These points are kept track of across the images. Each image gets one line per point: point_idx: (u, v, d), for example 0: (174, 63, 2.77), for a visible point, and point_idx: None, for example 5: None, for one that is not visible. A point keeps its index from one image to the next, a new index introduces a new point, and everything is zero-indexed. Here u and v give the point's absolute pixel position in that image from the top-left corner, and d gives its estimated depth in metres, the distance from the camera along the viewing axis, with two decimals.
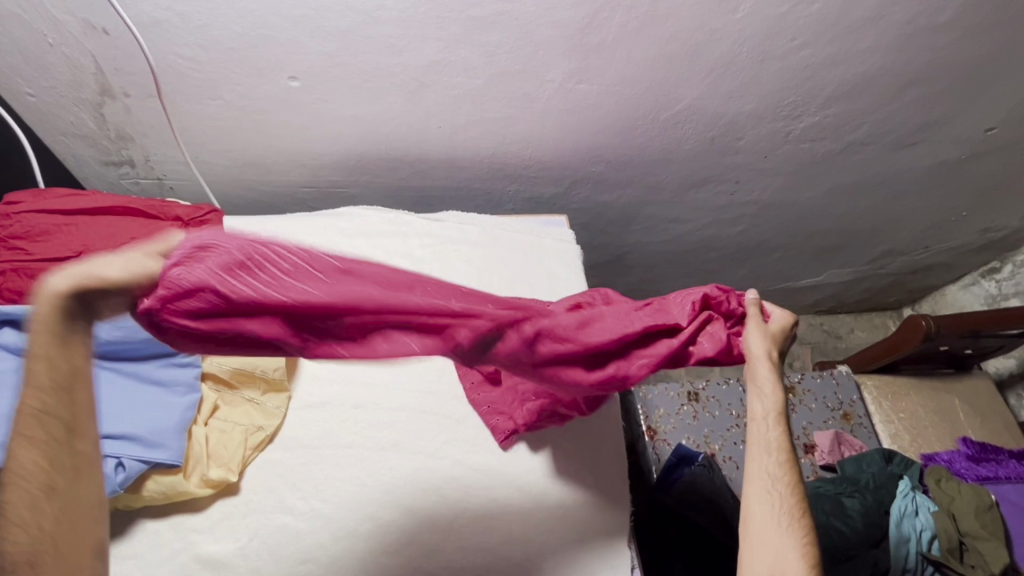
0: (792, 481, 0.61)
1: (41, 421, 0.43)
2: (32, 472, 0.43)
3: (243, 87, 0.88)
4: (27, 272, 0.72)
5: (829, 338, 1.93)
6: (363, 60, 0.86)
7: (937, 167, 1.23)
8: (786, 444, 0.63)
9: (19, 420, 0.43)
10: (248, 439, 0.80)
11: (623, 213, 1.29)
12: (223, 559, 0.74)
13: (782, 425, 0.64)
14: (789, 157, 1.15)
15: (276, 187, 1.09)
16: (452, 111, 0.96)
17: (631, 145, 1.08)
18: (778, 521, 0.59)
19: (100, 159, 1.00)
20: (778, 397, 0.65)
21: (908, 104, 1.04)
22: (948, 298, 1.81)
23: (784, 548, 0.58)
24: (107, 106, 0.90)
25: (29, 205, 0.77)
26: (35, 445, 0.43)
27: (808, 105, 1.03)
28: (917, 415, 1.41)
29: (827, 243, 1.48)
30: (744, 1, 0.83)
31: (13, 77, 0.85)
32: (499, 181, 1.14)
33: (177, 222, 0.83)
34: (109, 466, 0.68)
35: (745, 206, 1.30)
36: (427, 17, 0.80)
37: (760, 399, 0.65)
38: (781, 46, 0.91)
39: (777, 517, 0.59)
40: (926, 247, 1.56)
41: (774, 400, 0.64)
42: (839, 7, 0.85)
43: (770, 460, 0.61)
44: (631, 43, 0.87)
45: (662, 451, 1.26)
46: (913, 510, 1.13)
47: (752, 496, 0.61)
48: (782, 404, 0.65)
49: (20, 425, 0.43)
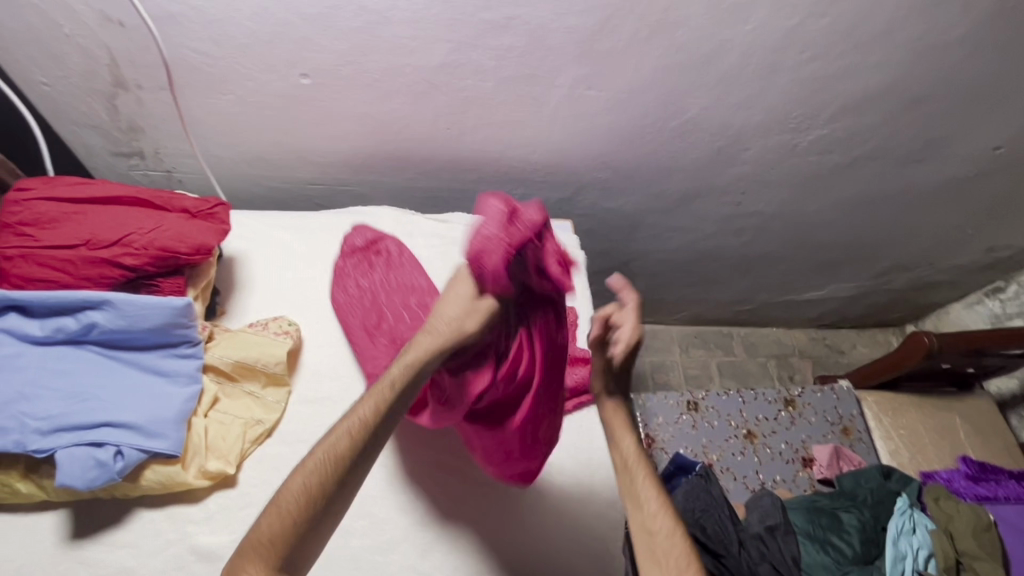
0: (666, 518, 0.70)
1: (345, 453, 0.55)
2: (311, 490, 0.53)
3: (255, 82, 0.89)
4: (36, 259, 0.74)
5: (831, 352, 1.93)
6: (375, 60, 0.86)
7: (943, 184, 1.23)
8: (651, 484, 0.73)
9: (340, 447, 0.55)
10: (247, 432, 0.80)
11: (629, 221, 1.29)
12: (218, 550, 0.74)
13: (641, 466, 0.74)
14: (795, 170, 1.15)
15: (284, 183, 1.10)
16: (460, 113, 0.97)
17: (638, 153, 1.09)
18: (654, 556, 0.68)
19: (111, 151, 1.01)
20: (630, 438, 0.75)
21: (916, 120, 1.05)
22: (952, 316, 1.81)
23: None
24: (119, 97, 0.91)
25: (37, 191, 0.77)
26: (327, 473, 0.54)
27: (816, 118, 1.03)
28: (917, 432, 1.39)
29: (832, 257, 1.48)
30: (755, 13, 0.83)
31: (28, 66, 0.86)
32: (506, 184, 1.14)
33: (185, 212, 0.82)
34: (106, 454, 0.70)
35: (750, 217, 1.30)
36: (439, 19, 0.81)
37: (618, 442, 0.75)
38: (790, 59, 0.91)
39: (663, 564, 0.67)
40: (931, 265, 1.56)
41: (627, 444, 0.75)
42: (849, 21, 0.85)
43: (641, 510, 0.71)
44: (641, 51, 0.88)
45: (660, 459, 1.26)
46: (909, 527, 1.13)
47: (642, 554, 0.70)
48: (634, 445, 0.75)
49: (337, 451, 0.55)
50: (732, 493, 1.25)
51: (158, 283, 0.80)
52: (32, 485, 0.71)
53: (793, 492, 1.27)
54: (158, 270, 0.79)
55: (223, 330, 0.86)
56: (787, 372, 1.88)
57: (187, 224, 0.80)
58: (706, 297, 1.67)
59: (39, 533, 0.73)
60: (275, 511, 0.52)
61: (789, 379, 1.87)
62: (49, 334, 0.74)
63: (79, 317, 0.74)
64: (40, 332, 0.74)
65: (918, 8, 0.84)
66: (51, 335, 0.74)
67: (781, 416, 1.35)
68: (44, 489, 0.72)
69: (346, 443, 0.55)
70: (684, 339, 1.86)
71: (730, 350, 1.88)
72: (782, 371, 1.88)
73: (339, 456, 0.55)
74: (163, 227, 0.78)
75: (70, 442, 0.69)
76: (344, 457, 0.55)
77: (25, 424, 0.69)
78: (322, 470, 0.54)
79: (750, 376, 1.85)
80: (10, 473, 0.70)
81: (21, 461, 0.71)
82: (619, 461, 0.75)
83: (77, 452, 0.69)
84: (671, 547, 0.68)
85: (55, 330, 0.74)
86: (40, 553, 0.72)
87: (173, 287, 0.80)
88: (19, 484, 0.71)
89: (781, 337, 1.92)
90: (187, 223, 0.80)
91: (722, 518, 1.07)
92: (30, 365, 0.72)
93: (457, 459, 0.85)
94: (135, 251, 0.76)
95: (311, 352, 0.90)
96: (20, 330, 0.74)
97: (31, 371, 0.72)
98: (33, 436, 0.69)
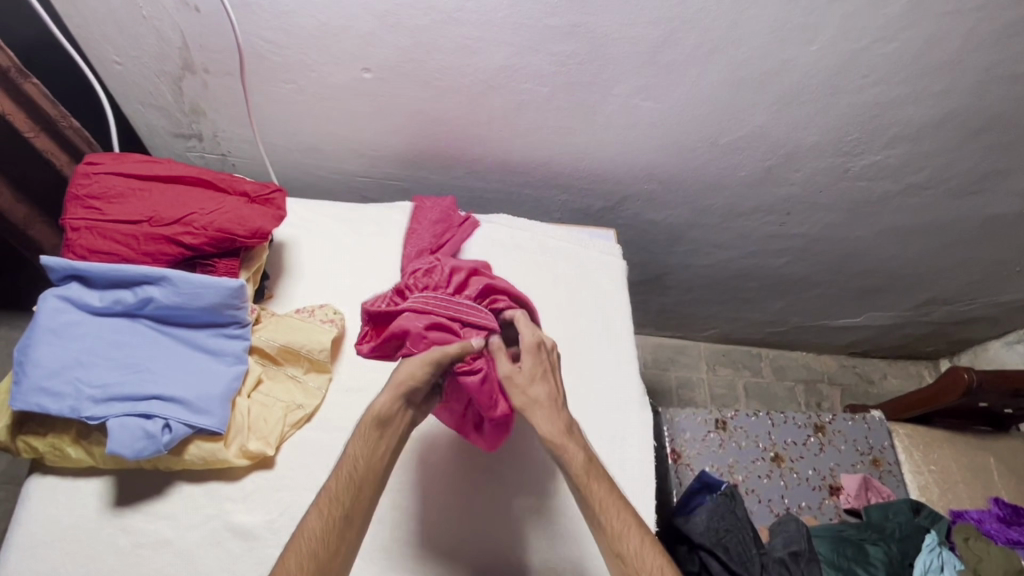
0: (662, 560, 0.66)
1: (344, 506, 0.63)
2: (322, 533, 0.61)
3: (317, 73, 0.91)
4: (100, 232, 0.76)
5: (860, 381, 1.90)
6: (437, 59, 0.88)
7: (995, 218, 1.20)
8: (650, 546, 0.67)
9: (333, 501, 0.63)
10: (287, 415, 0.82)
11: (669, 234, 1.28)
12: (255, 530, 0.75)
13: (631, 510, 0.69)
14: (844, 194, 1.14)
15: (333, 174, 1.12)
16: (514, 116, 0.97)
17: (687, 167, 1.08)
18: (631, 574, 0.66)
19: (171, 131, 1.03)
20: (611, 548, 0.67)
21: (974, 151, 1.03)
22: (989, 353, 1.77)
23: None
24: (186, 80, 0.93)
25: (106, 166, 0.79)
26: (335, 518, 0.62)
27: (871, 144, 1.02)
28: (949, 469, 1.36)
29: (871, 284, 1.46)
30: (822, 34, 0.83)
31: (103, 44, 0.88)
32: (551, 189, 1.15)
33: (244, 195, 0.84)
34: (155, 427, 0.71)
35: (792, 239, 1.29)
36: (505, 22, 0.82)
37: (574, 468, 0.69)
38: (852, 82, 0.90)
39: None
40: (972, 300, 1.53)
41: (614, 507, 0.68)
42: (916, 48, 0.85)
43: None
44: (701, 65, 0.88)
45: (685, 475, 1.25)
46: (938, 565, 1.10)
47: None
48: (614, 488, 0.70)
49: (334, 504, 0.63)
50: (756, 516, 1.24)
51: (213, 263, 0.82)
52: (81, 450, 0.73)
53: (819, 520, 1.25)
54: (215, 251, 0.80)
55: (269, 313, 0.88)
56: (814, 398, 1.85)
57: (245, 208, 0.82)
58: (739, 315, 1.66)
59: (84, 498, 0.75)
60: (297, 556, 0.59)
61: (816, 405, 1.84)
62: (107, 305, 0.76)
63: (137, 291, 0.76)
64: (98, 302, 0.76)
65: (990, 38, 0.83)
66: (109, 307, 0.76)
67: (810, 441, 1.33)
68: (92, 456, 0.74)
69: (328, 499, 0.63)
70: (711, 356, 1.85)
71: (758, 372, 1.86)
72: (809, 396, 1.85)
73: (343, 505, 0.63)
74: (223, 210, 0.80)
75: (122, 411, 0.71)
76: (347, 509, 0.63)
77: (81, 391, 0.71)
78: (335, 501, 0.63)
79: (776, 400, 1.82)
80: (63, 437, 0.73)
81: (72, 426, 0.73)
82: (582, 492, 0.69)
83: (128, 422, 0.71)
84: (644, 555, 0.66)
85: (113, 302, 0.76)
86: (84, 517, 0.74)
87: (228, 268, 0.82)
88: (69, 449, 0.73)
89: (810, 362, 1.90)
90: (245, 206, 0.82)
91: (746, 539, 1.07)
92: (87, 334, 0.74)
93: (491, 458, 0.86)
94: (195, 231, 0.78)
95: (352, 341, 0.91)
96: (80, 300, 0.75)
97: (88, 340, 0.74)
98: (87, 403, 0.71)
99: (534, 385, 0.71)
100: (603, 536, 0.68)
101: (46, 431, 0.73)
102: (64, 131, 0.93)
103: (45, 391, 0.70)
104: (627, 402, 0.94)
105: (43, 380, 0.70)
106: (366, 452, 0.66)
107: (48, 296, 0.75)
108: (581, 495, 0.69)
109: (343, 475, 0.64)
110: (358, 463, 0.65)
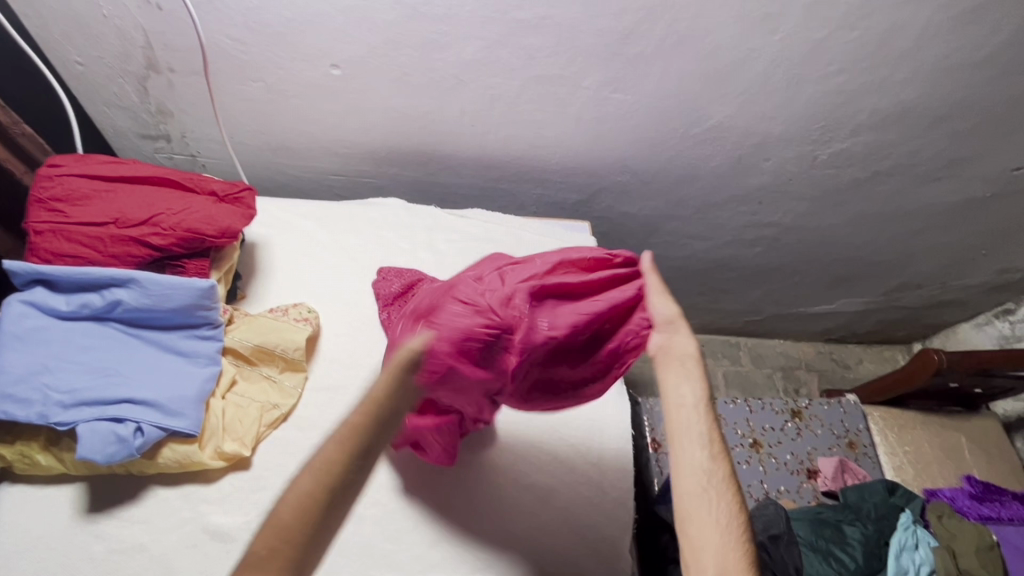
0: (717, 456, 0.64)
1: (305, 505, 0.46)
2: (278, 528, 0.45)
3: (286, 71, 0.90)
4: (65, 235, 0.75)
5: (837, 367, 1.93)
6: (405, 54, 0.87)
7: (960, 203, 1.23)
8: (717, 443, 0.65)
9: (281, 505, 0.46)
10: (263, 416, 0.81)
11: (645, 226, 1.30)
12: (231, 531, 0.75)
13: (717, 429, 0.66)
14: (813, 182, 1.16)
15: (306, 172, 1.11)
16: (485, 111, 0.98)
17: (659, 158, 1.09)
18: (706, 490, 0.63)
19: (138, 132, 1.02)
20: (690, 456, 0.64)
21: (938, 137, 1.05)
22: (960, 336, 1.81)
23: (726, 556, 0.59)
24: (151, 79, 0.92)
25: (69, 168, 0.78)
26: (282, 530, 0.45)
27: (838, 131, 1.03)
28: (922, 449, 1.39)
29: (844, 270, 1.48)
30: (785, 24, 0.84)
31: (64, 44, 0.87)
32: (526, 184, 1.16)
33: (212, 195, 0.83)
34: (127, 430, 0.70)
35: (765, 227, 1.31)
36: (472, 16, 0.82)
37: (681, 392, 0.68)
38: (817, 71, 0.92)
39: (716, 519, 0.62)
40: (942, 284, 1.57)
41: (687, 454, 0.64)
42: (878, 36, 0.86)
43: (701, 456, 0.64)
44: (668, 57, 0.89)
45: (665, 464, 1.26)
46: (912, 543, 1.14)
47: (688, 514, 0.63)
48: (703, 401, 0.67)
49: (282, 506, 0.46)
50: None
51: (183, 264, 0.81)
52: (51, 458, 0.72)
53: (797, 503, 1.27)
54: (184, 251, 0.80)
55: (243, 314, 0.87)
56: (792, 384, 1.88)
57: (214, 207, 0.81)
58: (716, 305, 1.67)
59: (54, 505, 0.74)
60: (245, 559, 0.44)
61: (794, 392, 1.87)
62: (74, 309, 0.75)
63: (106, 294, 0.75)
64: (66, 306, 0.75)
65: (947, 26, 0.85)
66: (77, 311, 0.75)
67: (787, 426, 1.35)
68: (63, 463, 0.73)
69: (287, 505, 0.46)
70: None
71: (736, 360, 1.88)
72: (787, 383, 1.88)
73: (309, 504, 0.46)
74: (191, 209, 0.80)
75: (92, 416, 0.70)
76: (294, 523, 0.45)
77: (48, 396, 0.69)
78: (326, 482, 0.47)
79: (755, 388, 1.85)
80: (31, 445, 0.71)
81: (41, 434, 0.72)
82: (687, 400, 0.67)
83: (98, 427, 0.69)
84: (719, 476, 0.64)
85: (80, 306, 0.75)
86: (55, 525, 0.72)
87: (198, 269, 0.82)
88: (39, 456, 0.71)
89: (788, 350, 1.93)
90: (214, 206, 0.82)
91: None
92: (54, 339, 0.73)
93: (473, 453, 0.86)
94: (164, 231, 0.77)
95: (328, 339, 0.91)
96: (46, 304, 0.74)
97: (55, 345, 0.73)
98: (55, 409, 0.69)
99: (671, 331, 0.71)
100: (679, 450, 0.65)
101: (13, 439, 0.71)
102: (19, 137, 0.81)
103: (10, 398, 0.68)
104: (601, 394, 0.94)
105: (8, 386, 0.68)
106: (330, 474, 0.47)
107: (12, 300, 0.73)
108: (671, 413, 0.67)
109: (297, 484, 0.47)
110: (314, 477, 0.47)
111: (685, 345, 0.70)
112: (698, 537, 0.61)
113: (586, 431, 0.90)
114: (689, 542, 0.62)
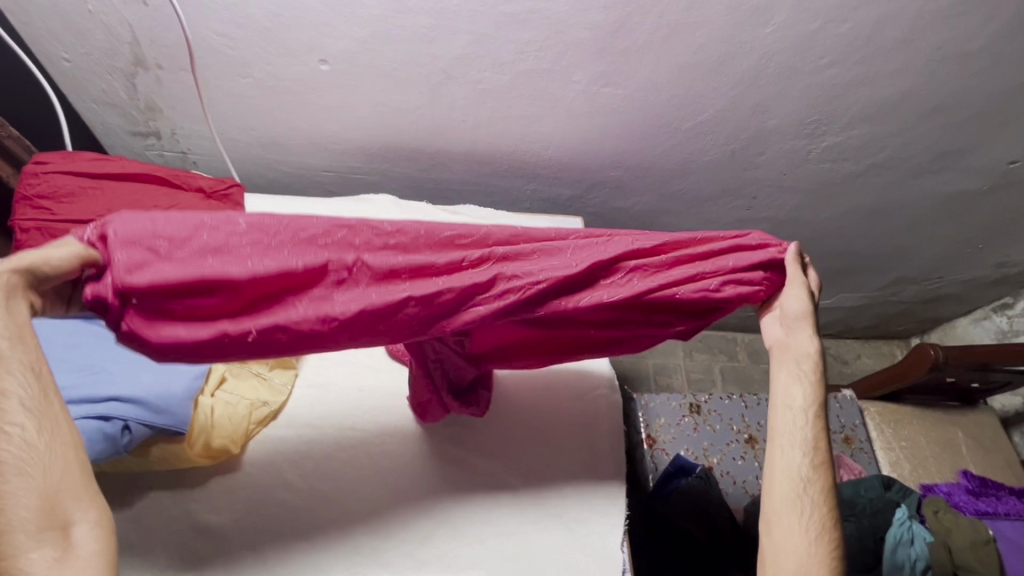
0: (820, 465, 0.63)
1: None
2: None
3: (274, 66, 0.89)
4: (51, 232, 0.74)
5: (835, 362, 1.93)
6: (393, 48, 0.87)
7: (956, 196, 1.22)
8: (822, 448, 0.64)
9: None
10: (252, 413, 0.80)
11: (639, 221, 1.29)
12: (220, 528, 0.75)
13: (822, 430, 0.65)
14: (807, 176, 1.15)
15: (297, 169, 1.10)
16: (476, 105, 0.97)
17: (652, 152, 1.09)
18: (798, 498, 0.62)
19: (128, 129, 1.02)
20: (795, 461, 0.63)
21: (932, 130, 1.04)
22: (958, 331, 1.80)
23: (802, 551, 0.60)
24: (139, 76, 0.91)
25: (55, 165, 0.78)
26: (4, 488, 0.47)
27: (831, 125, 1.03)
28: (918, 444, 1.39)
29: (841, 265, 1.48)
30: (775, 15, 0.83)
31: (50, 40, 0.86)
32: (518, 179, 1.15)
33: (201, 191, 0.83)
34: (114, 428, 0.68)
35: (760, 222, 1.30)
36: (460, 10, 0.82)
37: (794, 393, 0.66)
38: (809, 63, 0.91)
39: (805, 527, 0.61)
40: (939, 278, 1.56)
41: (792, 460, 0.63)
42: (870, 27, 0.85)
43: (802, 460, 0.63)
44: (659, 50, 0.88)
45: (660, 460, 1.26)
46: (908, 538, 1.11)
47: (776, 522, 0.62)
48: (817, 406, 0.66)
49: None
50: (732, 497, 1.24)
51: None
52: None
53: None
54: None
55: None
56: None
57: (202, 204, 0.82)
58: None
59: None
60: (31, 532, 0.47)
61: None
62: None
63: None
64: None
65: (940, 17, 0.84)
66: None
67: None
68: None
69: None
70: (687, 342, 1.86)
71: (733, 356, 1.88)
72: None
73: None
74: (179, 206, 0.80)
75: (78, 413, 0.67)
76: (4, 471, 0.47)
77: None
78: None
79: (752, 383, 1.84)
80: None
81: None
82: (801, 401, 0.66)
83: (84, 424, 0.67)
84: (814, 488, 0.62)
85: None
86: None
87: None
88: None
89: None
90: (202, 202, 0.82)
91: (720, 521, 1.07)
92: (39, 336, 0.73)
93: (464, 450, 0.85)
94: None
95: None
96: None
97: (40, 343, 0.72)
98: None
99: (795, 329, 0.70)
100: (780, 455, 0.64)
101: None
102: (6, 141, 0.83)
103: None
104: (592, 389, 0.94)
105: None
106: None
107: None
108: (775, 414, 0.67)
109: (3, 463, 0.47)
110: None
111: (803, 345, 0.69)
112: (775, 543, 0.61)
113: (578, 427, 0.90)
114: (774, 537, 0.61)
